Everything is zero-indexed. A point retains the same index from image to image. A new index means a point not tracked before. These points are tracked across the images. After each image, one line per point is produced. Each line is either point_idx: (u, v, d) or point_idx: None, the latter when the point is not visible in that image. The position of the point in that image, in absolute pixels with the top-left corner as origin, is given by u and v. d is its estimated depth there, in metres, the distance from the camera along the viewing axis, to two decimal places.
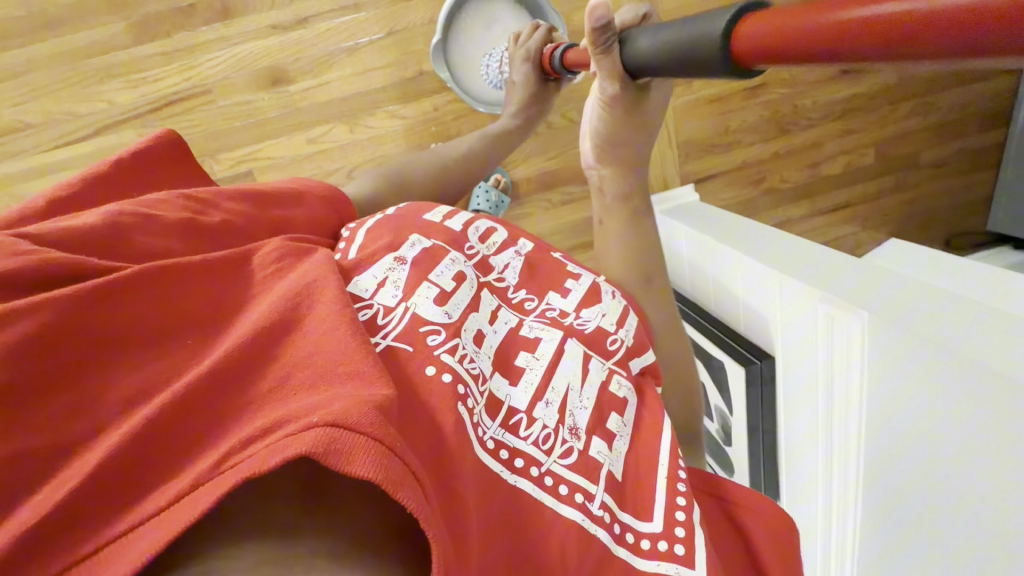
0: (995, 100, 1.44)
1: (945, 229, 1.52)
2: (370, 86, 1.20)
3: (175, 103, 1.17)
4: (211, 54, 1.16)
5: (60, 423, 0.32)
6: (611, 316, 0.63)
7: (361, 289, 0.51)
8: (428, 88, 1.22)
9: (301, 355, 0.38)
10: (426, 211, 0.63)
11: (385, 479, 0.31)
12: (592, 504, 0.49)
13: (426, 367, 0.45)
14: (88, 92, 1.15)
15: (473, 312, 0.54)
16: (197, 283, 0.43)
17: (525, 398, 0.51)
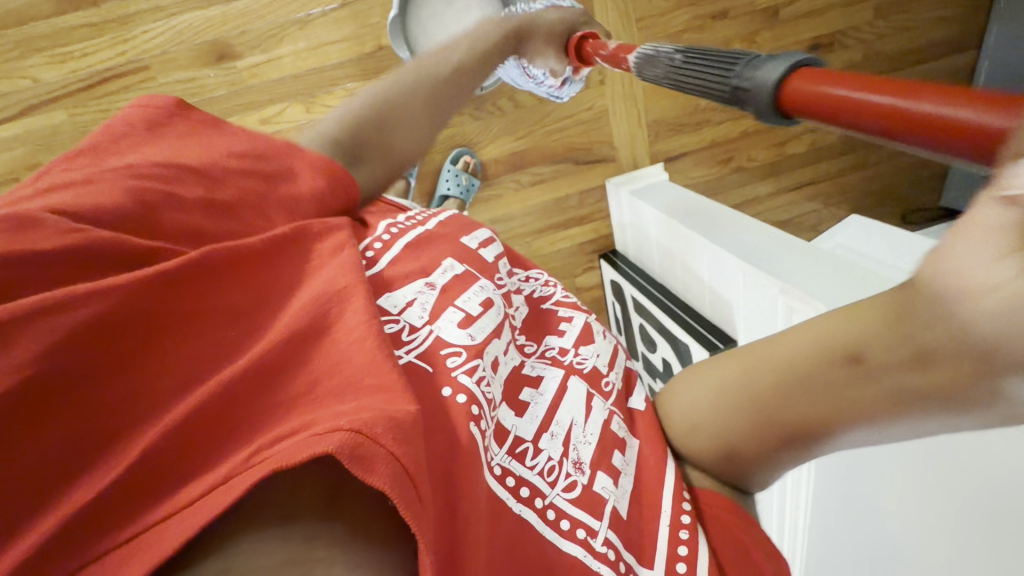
0: (953, 78, 1.47)
1: (903, 205, 1.57)
2: (326, 61, 1.13)
3: (109, 81, 1.08)
4: (147, 25, 1.06)
5: (125, 400, 0.33)
6: (605, 357, 0.61)
7: (391, 304, 0.52)
8: (388, 64, 1.16)
9: (331, 362, 0.38)
10: (466, 235, 0.65)
11: (400, 494, 0.32)
12: (595, 539, 0.49)
13: (443, 388, 0.46)
14: (7, 68, 1.04)
15: (496, 337, 0.55)
16: (244, 272, 0.43)
17: (531, 428, 0.53)
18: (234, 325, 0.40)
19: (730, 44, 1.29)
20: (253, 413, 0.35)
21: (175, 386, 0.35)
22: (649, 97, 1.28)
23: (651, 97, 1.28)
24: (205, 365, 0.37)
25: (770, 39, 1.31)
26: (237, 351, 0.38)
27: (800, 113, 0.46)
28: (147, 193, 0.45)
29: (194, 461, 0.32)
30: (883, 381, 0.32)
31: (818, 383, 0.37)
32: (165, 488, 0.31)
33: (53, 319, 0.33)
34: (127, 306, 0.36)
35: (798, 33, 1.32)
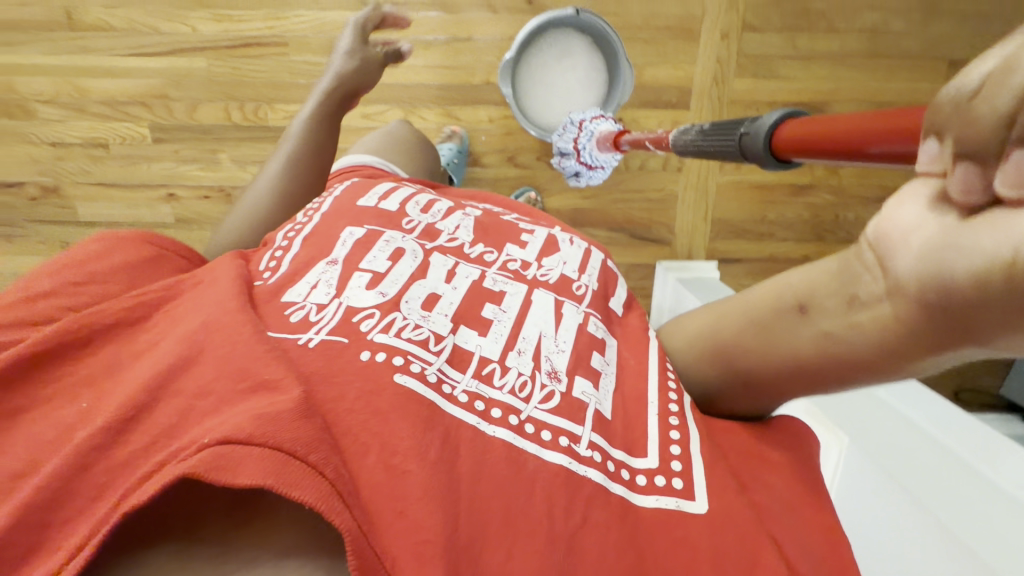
0: None
1: (955, 378, 1.49)
2: (435, 80, 1.24)
3: (250, 46, 1.22)
4: (298, 11, 1.20)
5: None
6: (573, 265, 0.73)
7: (295, 295, 0.59)
8: (488, 98, 1.26)
9: (199, 386, 0.45)
10: (359, 198, 0.77)
11: (278, 482, 0.37)
12: (579, 445, 0.52)
13: (361, 353, 0.51)
14: (175, 13, 1.20)
15: (418, 279, 0.63)
16: (88, 352, 0.51)
17: (497, 349, 0.58)
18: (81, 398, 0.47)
19: (812, 169, 1.31)
20: (108, 465, 0.41)
21: (8, 482, 0.42)
22: (720, 194, 1.30)
23: (722, 195, 1.30)
24: (40, 447, 0.43)
25: (853, 177, 1.32)
26: (93, 413, 0.45)
27: (792, 151, 0.55)
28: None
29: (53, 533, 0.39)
30: (817, 327, 0.46)
31: (773, 332, 0.51)
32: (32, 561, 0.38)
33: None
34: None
35: (884, 179, 1.33)
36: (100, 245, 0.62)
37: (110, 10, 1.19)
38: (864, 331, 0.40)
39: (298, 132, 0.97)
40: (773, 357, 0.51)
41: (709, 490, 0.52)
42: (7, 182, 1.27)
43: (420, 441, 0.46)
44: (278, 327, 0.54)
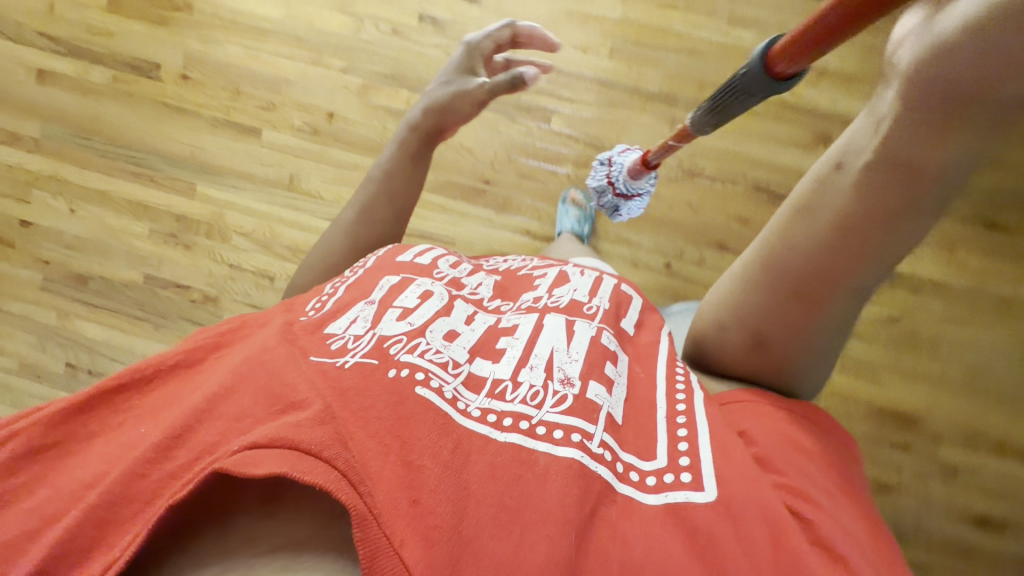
0: None
1: None
2: None
3: None
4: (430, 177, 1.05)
5: (34, 515, 0.41)
6: (583, 290, 0.60)
7: (336, 327, 0.50)
8: None
9: (241, 408, 0.42)
10: (399, 254, 0.61)
11: (292, 467, 0.35)
12: (592, 442, 0.42)
13: (389, 370, 0.44)
14: (292, 159, 1.08)
15: (443, 316, 0.51)
16: (141, 394, 0.48)
17: (508, 369, 0.47)
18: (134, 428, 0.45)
19: None
20: (137, 484, 0.40)
21: (78, 490, 0.42)
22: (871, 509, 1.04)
23: None
24: (100, 463, 0.43)
25: None
26: (138, 439, 0.44)
27: (800, 62, 0.47)
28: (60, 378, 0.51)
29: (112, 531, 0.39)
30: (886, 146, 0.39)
31: (821, 198, 0.42)
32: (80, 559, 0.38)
33: (13, 479, 0.43)
34: (28, 448, 0.44)
35: None
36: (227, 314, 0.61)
37: (218, 153, 1.10)
38: (922, 138, 0.37)
39: (375, 173, 0.78)
40: (855, 207, 0.41)
41: (723, 477, 0.41)
42: (178, 284, 1.14)
43: (436, 441, 0.39)
44: (318, 353, 0.46)
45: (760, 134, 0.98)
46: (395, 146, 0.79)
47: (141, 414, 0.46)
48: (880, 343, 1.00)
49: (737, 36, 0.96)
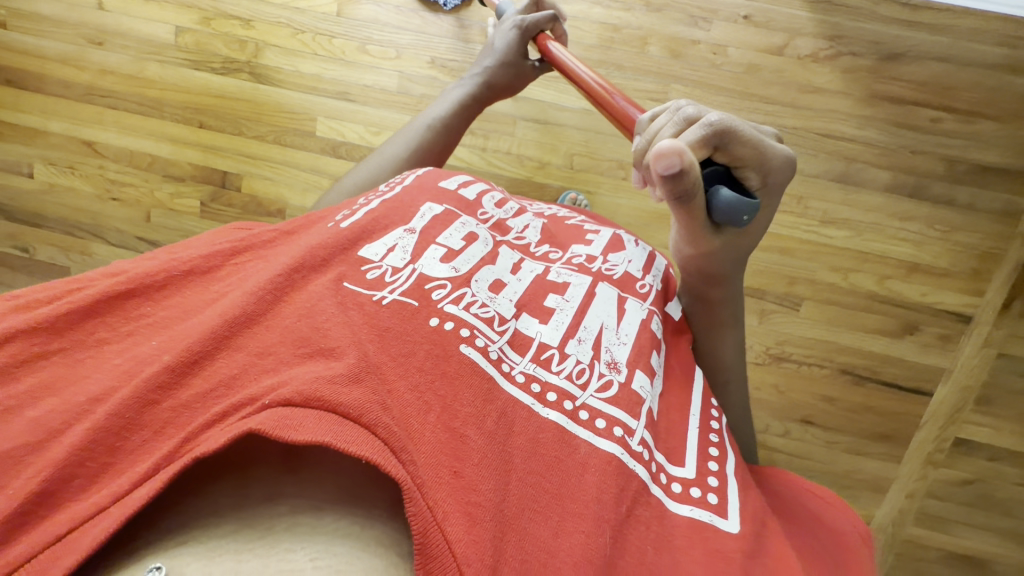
0: None
1: None
2: None
3: None
4: None
5: (38, 427, 0.38)
6: (638, 263, 0.68)
7: (372, 253, 0.53)
8: None
9: (265, 347, 0.42)
10: (442, 179, 0.67)
11: (337, 438, 0.35)
12: (632, 438, 0.48)
13: (431, 318, 0.47)
14: None
15: (487, 264, 0.57)
16: (151, 300, 0.47)
17: (555, 336, 0.53)
18: (139, 343, 0.44)
19: None
20: (165, 408, 0.39)
21: (83, 404, 0.39)
22: None
23: None
24: (109, 377, 0.41)
25: None
26: (151, 358, 0.42)
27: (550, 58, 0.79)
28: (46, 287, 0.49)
29: (126, 453, 0.37)
30: None
31: None
32: (92, 474, 0.36)
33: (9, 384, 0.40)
34: (31, 352, 0.42)
35: None
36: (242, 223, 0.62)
37: None
38: None
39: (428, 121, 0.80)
40: None
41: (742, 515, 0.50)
42: None
43: (479, 409, 0.42)
44: (354, 281, 0.49)
45: (848, 322, 1.01)
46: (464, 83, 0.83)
47: (155, 331, 0.45)
48: (955, 500, 1.06)
49: (828, 234, 0.97)
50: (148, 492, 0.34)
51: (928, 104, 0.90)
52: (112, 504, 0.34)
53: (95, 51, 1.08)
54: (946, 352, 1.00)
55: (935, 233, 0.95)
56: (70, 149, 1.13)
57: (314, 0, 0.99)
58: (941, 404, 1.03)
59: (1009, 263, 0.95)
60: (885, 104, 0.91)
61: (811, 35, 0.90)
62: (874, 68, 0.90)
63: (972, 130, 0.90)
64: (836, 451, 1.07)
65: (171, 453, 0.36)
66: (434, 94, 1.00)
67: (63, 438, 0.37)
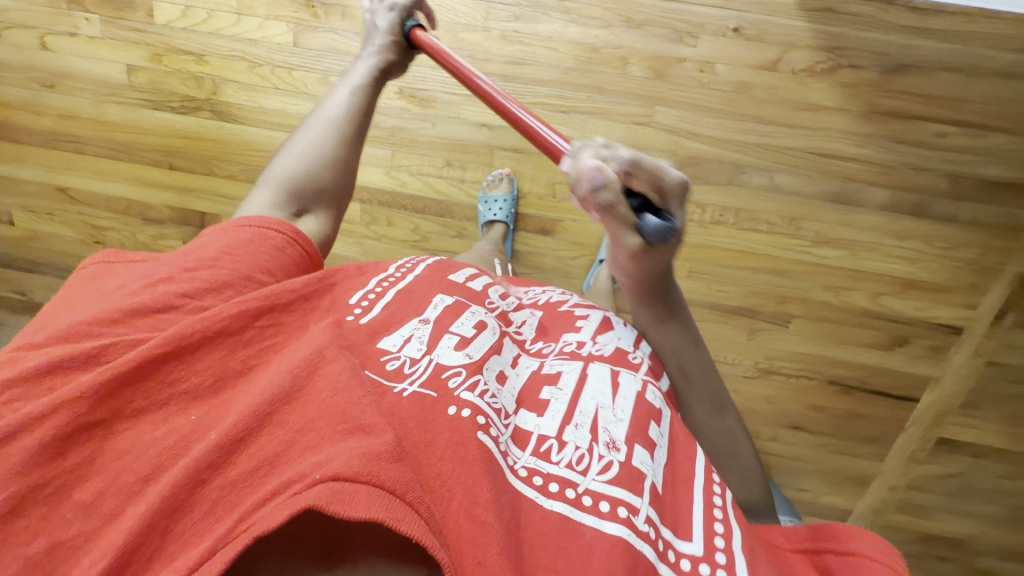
0: None
1: None
2: None
3: None
4: None
5: (88, 513, 0.32)
6: (629, 338, 0.58)
7: (389, 343, 0.48)
8: None
9: (307, 417, 0.35)
10: (450, 271, 0.60)
11: (386, 515, 0.30)
12: (637, 517, 0.42)
13: (448, 407, 0.42)
14: None
15: (495, 354, 0.51)
16: (186, 363, 0.39)
17: (554, 425, 0.46)
18: (179, 413, 0.37)
19: None
20: (213, 490, 0.33)
21: (133, 484, 0.33)
22: None
23: None
24: (154, 452, 0.34)
25: None
26: (196, 437, 0.35)
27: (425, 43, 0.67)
28: (58, 337, 0.40)
29: (177, 539, 0.31)
30: None
31: None
32: (147, 563, 0.31)
33: (49, 465, 0.33)
34: (71, 425, 0.34)
35: None
36: (240, 240, 0.50)
37: None
38: None
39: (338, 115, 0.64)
40: None
41: None
42: None
43: (496, 494, 0.38)
44: (375, 371, 0.44)
45: (839, 337, 0.99)
46: (366, 60, 0.69)
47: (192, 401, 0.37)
48: (940, 493, 1.07)
49: (821, 254, 0.93)
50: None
51: (933, 117, 0.85)
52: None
53: (48, 95, 1.02)
54: (936, 363, 1.00)
55: (934, 250, 0.91)
56: (46, 197, 1.10)
57: (267, 31, 0.92)
58: (928, 407, 1.03)
59: (1005, 278, 0.92)
60: (888, 120, 0.86)
61: (807, 47, 0.84)
62: (879, 82, 0.84)
63: (981, 144, 0.86)
64: (825, 452, 1.08)
65: (223, 534, 0.30)
66: (406, 126, 0.94)
67: (116, 523, 0.32)
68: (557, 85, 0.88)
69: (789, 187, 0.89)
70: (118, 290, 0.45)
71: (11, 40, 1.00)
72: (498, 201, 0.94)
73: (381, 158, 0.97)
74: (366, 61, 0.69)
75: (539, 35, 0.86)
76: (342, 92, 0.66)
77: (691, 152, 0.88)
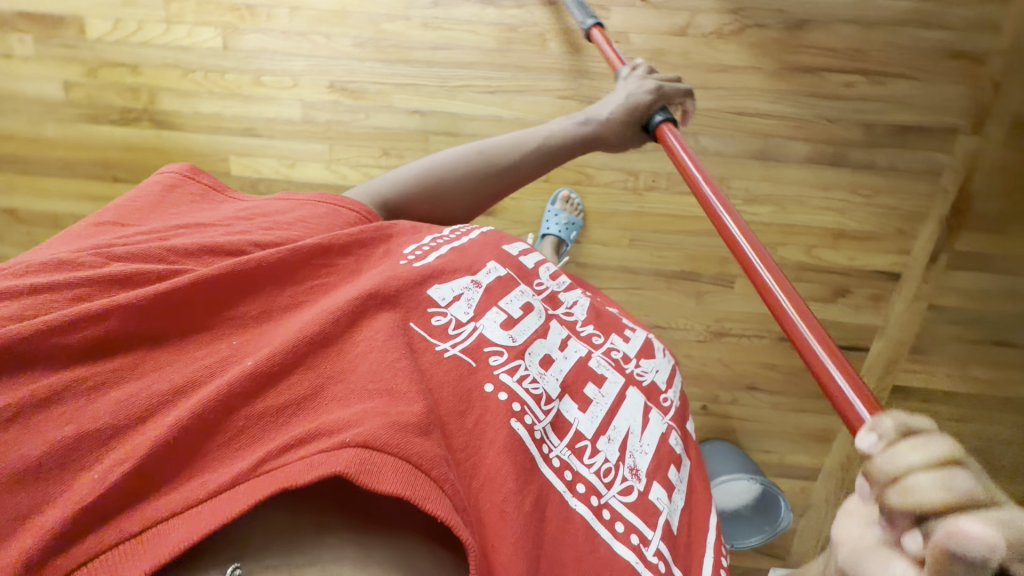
0: None
1: None
2: None
3: None
4: None
5: (123, 408, 0.33)
6: (664, 374, 0.64)
7: (439, 296, 0.49)
8: None
9: (342, 373, 0.39)
10: (505, 242, 0.62)
11: (412, 493, 0.33)
12: (647, 548, 0.47)
13: (486, 384, 0.45)
14: None
15: (541, 337, 0.53)
16: (234, 305, 0.42)
17: (591, 427, 0.51)
18: (219, 340, 0.39)
19: None
20: (247, 422, 0.34)
21: (169, 395, 0.34)
22: None
23: None
24: (200, 370, 0.36)
25: None
26: (232, 364, 0.37)
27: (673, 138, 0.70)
28: (131, 255, 0.42)
29: (200, 463, 0.33)
30: None
31: None
32: (171, 480, 0.32)
33: (94, 362, 0.34)
34: (124, 333, 0.36)
35: None
36: (315, 213, 0.54)
37: None
38: None
39: (478, 151, 0.68)
40: None
41: None
42: None
43: (522, 486, 0.42)
44: (419, 323, 0.46)
45: None
46: (583, 124, 0.71)
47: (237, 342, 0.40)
48: None
49: (753, 212, 0.95)
50: (231, 512, 0.30)
51: (839, 69, 0.89)
52: (184, 512, 0.30)
53: None
54: (879, 310, 1.01)
55: (859, 198, 0.94)
56: None
57: (197, 37, 0.94)
58: (878, 355, 1.05)
59: (933, 220, 0.95)
60: (798, 76, 0.89)
61: (713, 11, 0.87)
62: (783, 40, 0.88)
63: (889, 92, 0.90)
64: (783, 412, 1.10)
65: (247, 469, 0.32)
66: (341, 119, 0.96)
67: (149, 428, 0.33)
68: (482, 67, 0.91)
69: (714, 148, 0.92)
70: (176, 226, 0.48)
71: None
72: None
73: (320, 153, 0.99)
74: (582, 125, 0.72)
75: (459, 19, 0.90)
76: (530, 146, 0.69)
77: None
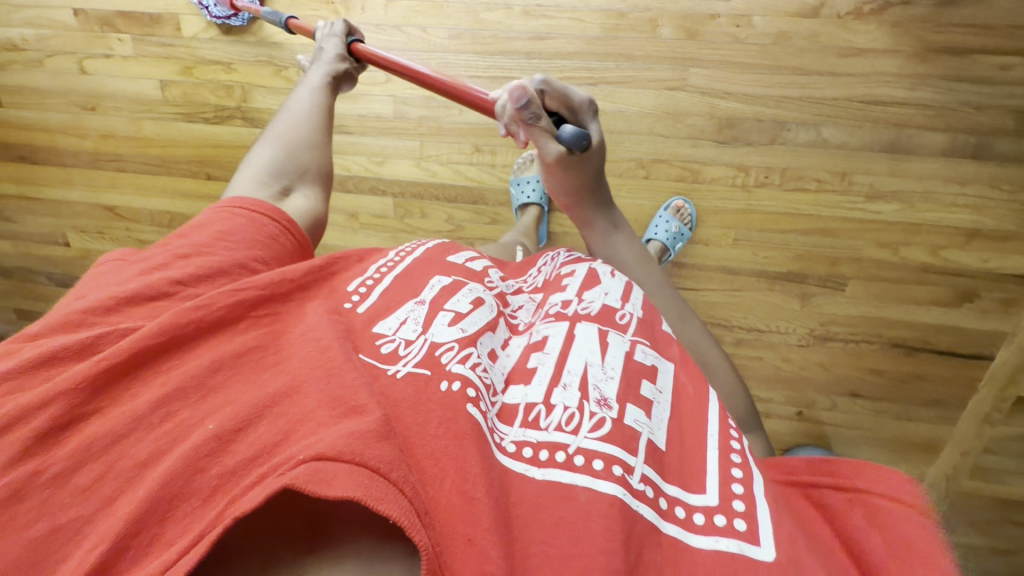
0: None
1: None
2: None
3: None
4: None
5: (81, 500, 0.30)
6: (616, 293, 0.54)
7: (383, 326, 0.44)
8: None
9: (304, 398, 0.34)
10: (451, 253, 0.56)
11: (367, 495, 0.27)
12: (631, 476, 0.37)
13: (442, 383, 0.38)
14: None
15: (490, 330, 0.46)
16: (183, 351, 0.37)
17: (541, 388, 0.42)
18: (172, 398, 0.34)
19: None
20: (206, 469, 0.30)
21: (128, 470, 0.31)
22: None
23: None
24: (150, 436, 0.32)
25: None
26: (194, 422, 0.33)
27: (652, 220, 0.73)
28: (49, 328, 0.37)
29: (173, 526, 0.29)
30: None
31: None
32: (138, 556, 0.28)
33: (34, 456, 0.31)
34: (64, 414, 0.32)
35: None
36: (234, 225, 0.49)
37: None
38: None
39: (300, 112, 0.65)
40: None
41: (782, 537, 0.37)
42: None
43: (489, 467, 0.34)
44: (369, 353, 0.41)
45: (896, 296, 0.93)
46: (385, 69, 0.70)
47: (190, 393, 0.34)
48: (1017, 457, 0.99)
49: (876, 209, 0.88)
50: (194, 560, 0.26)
51: (990, 48, 0.79)
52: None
53: (90, 116, 1.06)
54: (1009, 316, 0.93)
55: (1000, 193, 0.85)
56: (96, 216, 1.14)
57: (291, 33, 0.93)
58: (1002, 365, 0.95)
59: None
60: (940, 57, 0.80)
61: None
62: (927, 17, 0.79)
63: None
64: (888, 421, 1.01)
65: (205, 524, 0.28)
66: (432, 114, 0.94)
67: (112, 509, 0.30)
68: (583, 57, 0.86)
69: (837, 139, 0.85)
70: (109, 280, 0.42)
71: (51, 67, 1.04)
72: (531, 182, 0.93)
73: (411, 149, 0.96)
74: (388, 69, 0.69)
75: (562, 6, 0.85)
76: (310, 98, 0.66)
77: (728, 112, 0.86)
